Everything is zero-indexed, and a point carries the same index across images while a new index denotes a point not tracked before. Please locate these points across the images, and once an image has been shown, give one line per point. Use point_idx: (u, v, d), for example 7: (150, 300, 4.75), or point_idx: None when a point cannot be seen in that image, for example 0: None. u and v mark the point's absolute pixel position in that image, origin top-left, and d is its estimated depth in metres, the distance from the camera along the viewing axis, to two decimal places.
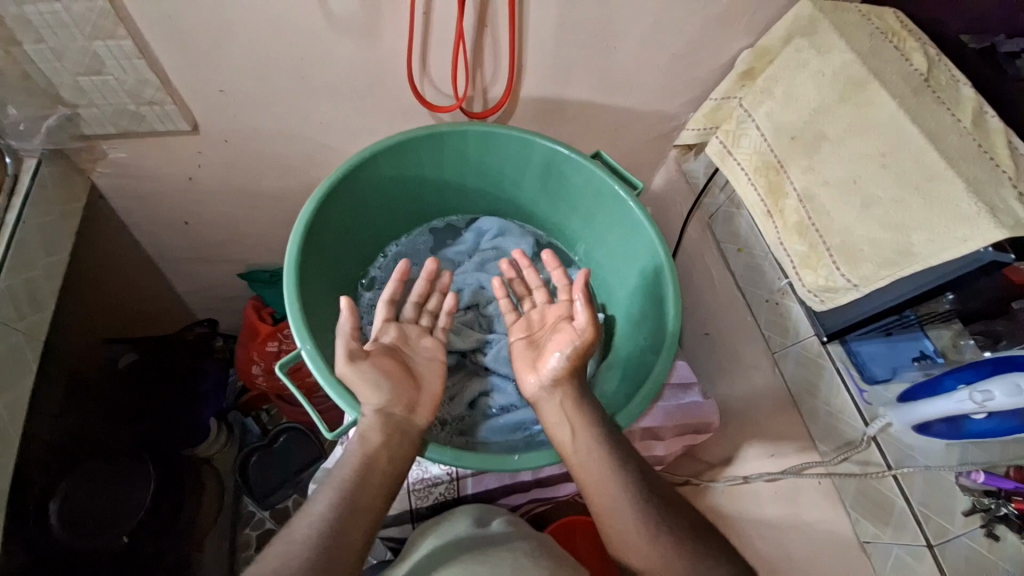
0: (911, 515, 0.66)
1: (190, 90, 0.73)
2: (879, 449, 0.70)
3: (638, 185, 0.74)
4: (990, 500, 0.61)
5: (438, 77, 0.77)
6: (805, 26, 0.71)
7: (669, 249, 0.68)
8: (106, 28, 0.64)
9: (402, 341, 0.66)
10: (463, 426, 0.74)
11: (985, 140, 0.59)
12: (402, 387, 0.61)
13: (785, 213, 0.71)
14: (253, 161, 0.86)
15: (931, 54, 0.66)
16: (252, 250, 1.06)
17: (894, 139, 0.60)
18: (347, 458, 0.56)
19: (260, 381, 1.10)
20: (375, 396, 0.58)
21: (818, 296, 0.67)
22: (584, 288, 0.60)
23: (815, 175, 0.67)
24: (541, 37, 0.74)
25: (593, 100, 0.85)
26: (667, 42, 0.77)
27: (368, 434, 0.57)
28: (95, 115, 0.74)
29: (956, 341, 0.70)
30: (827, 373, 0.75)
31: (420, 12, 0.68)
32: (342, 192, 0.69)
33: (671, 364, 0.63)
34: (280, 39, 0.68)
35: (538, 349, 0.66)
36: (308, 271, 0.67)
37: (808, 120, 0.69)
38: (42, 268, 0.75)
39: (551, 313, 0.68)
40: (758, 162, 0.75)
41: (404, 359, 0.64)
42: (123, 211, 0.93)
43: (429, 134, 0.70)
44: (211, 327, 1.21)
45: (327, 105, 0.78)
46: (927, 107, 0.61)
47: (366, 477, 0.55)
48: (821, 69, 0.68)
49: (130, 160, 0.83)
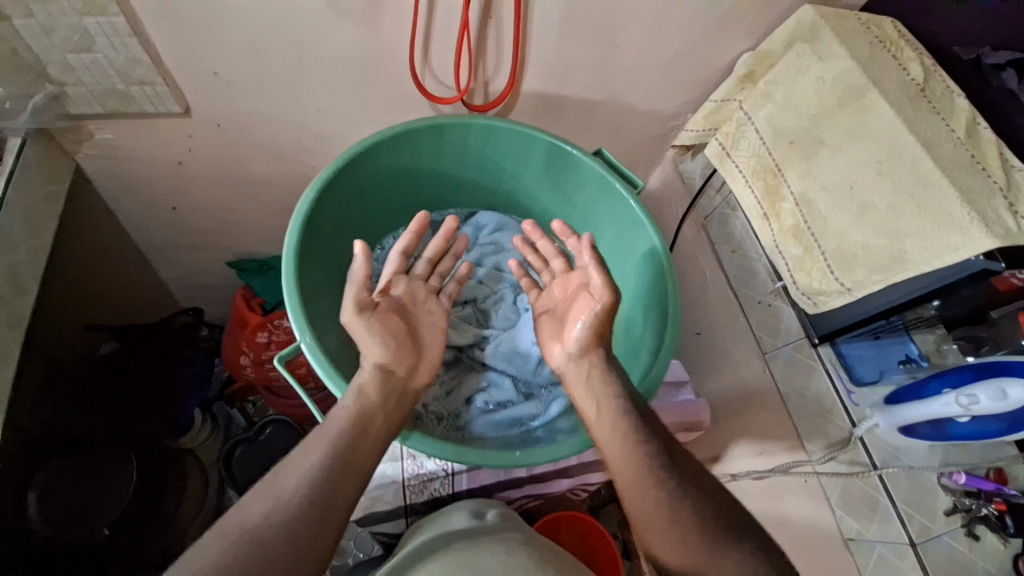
0: (895, 513, 0.69)
1: (183, 71, 0.71)
2: (865, 449, 0.72)
3: (639, 185, 0.74)
4: (971, 501, 0.66)
5: (439, 68, 0.76)
6: (807, 32, 0.71)
7: (665, 246, 0.69)
8: (98, 5, 0.62)
9: (411, 299, 0.66)
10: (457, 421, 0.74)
11: (978, 151, 0.60)
12: (405, 345, 0.61)
13: (781, 216, 0.72)
14: (246, 148, 0.84)
15: (927, 64, 0.68)
16: (240, 238, 1.04)
17: (891, 146, 0.61)
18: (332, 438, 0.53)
19: (247, 372, 1.07)
20: (379, 351, 0.58)
21: (812, 299, 0.69)
22: (594, 252, 0.62)
23: (812, 179, 0.68)
24: (545, 32, 0.73)
25: (594, 97, 0.85)
26: (670, 42, 0.78)
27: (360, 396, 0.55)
28: (82, 94, 0.72)
29: (940, 345, 0.72)
30: (817, 375, 0.76)
31: (424, 3, 0.67)
32: (341, 183, 0.68)
33: (676, 344, 0.65)
34: (278, 23, 0.67)
35: (561, 320, 0.67)
36: (307, 261, 0.66)
37: (807, 125, 0.69)
38: (25, 252, 0.73)
39: (571, 282, 0.68)
40: (756, 165, 0.75)
41: (409, 317, 0.64)
42: (108, 194, 0.90)
43: (432, 125, 0.69)
44: (196, 316, 1.17)
45: (324, 92, 0.77)
46: (924, 118, 0.62)
47: (360, 433, 0.52)
48: (821, 76, 0.68)
49: (117, 142, 0.80)
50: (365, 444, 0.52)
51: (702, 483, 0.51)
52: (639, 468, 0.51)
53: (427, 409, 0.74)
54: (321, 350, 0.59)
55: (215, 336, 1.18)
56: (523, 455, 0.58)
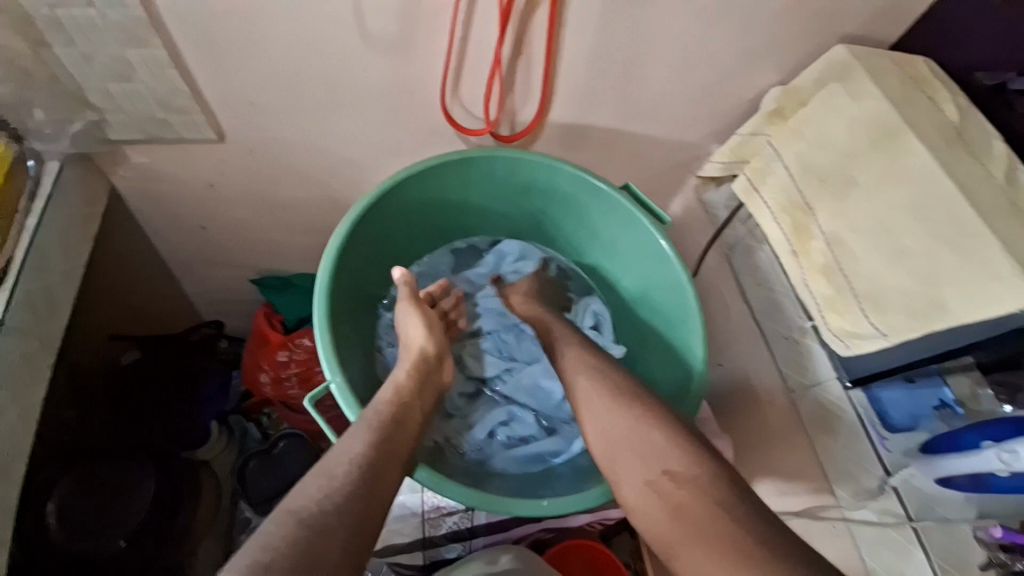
0: (930, 567, 0.66)
1: (220, 100, 0.73)
2: (900, 499, 0.69)
3: (666, 220, 0.74)
4: (1006, 556, 0.61)
5: (468, 99, 0.77)
6: (840, 71, 0.71)
7: (692, 284, 0.68)
8: (142, 37, 0.64)
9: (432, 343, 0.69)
10: (475, 454, 0.74)
11: (1019, 198, 0.59)
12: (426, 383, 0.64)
13: (811, 254, 0.70)
14: (275, 172, 0.86)
15: (962, 105, 0.66)
16: (264, 257, 1.06)
17: (930, 191, 0.60)
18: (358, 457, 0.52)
19: (266, 389, 1.08)
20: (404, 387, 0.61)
21: (844, 341, 0.66)
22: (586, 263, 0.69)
23: (844, 220, 0.67)
24: (574, 65, 0.74)
25: (619, 128, 0.85)
26: (699, 75, 0.78)
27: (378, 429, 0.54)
28: (121, 120, 0.74)
29: (974, 390, 0.69)
30: (848, 418, 0.73)
31: (457, 38, 0.68)
32: (370, 216, 0.69)
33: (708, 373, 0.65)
34: (313, 56, 0.68)
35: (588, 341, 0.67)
36: (335, 292, 0.66)
37: (840, 164, 0.68)
38: (60, 272, 0.74)
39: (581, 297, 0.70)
40: (783, 202, 0.74)
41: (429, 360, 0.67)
42: (140, 214, 0.92)
43: (461, 158, 0.70)
44: (217, 328, 1.20)
45: (353, 121, 0.78)
46: (961, 161, 0.61)
47: (386, 460, 0.52)
48: (856, 115, 0.67)
49: (151, 165, 0.82)
50: (389, 474, 0.52)
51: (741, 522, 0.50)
52: (674, 501, 0.51)
53: (449, 442, 0.74)
54: (350, 388, 0.59)
55: (235, 348, 1.21)
56: (551, 505, 0.56)
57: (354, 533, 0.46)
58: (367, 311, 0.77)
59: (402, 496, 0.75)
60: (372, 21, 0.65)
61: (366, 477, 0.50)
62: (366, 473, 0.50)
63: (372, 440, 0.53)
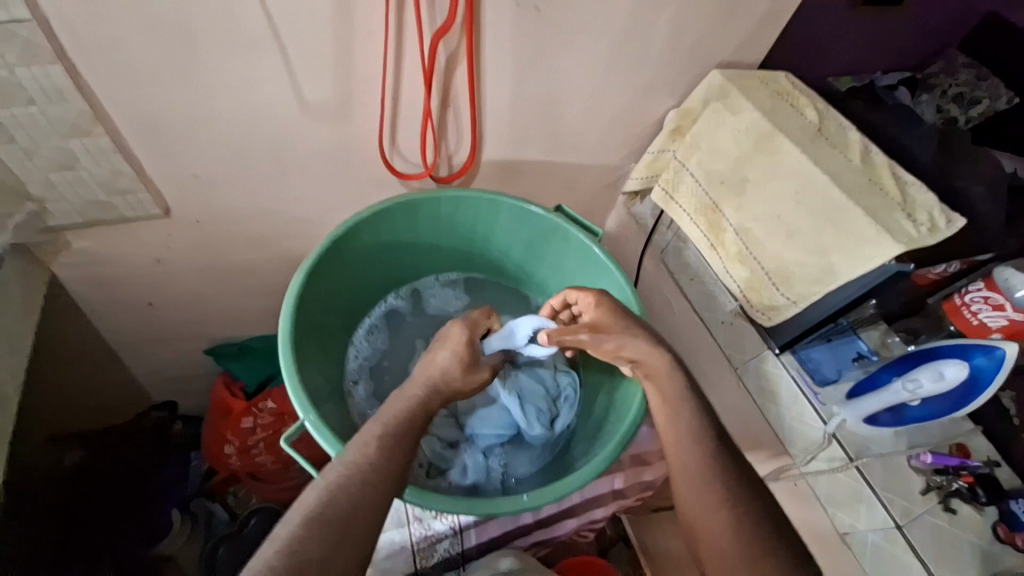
0: (878, 500, 0.72)
1: (163, 176, 0.76)
2: (841, 444, 0.75)
3: (599, 232, 0.82)
4: (943, 478, 0.72)
5: (406, 149, 0.84)
6: (717, 92, 0.84)
7: (634, 292, 0.75)
8: (83, 127, 0.66)
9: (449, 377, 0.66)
10: (472, 479, 0.76)
11: (874, 173, 0.72)
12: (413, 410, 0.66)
13: (726, 244, 0.83)
14: (223, 239, 0.88)
15: (820, 107, 0.81)
16: (219, 326, 1.05)
17: (802, 179, 0.73)
18: (347, 484, 0.51)
19: (233, 463, 1.04)
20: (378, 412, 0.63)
21: (765, 314, 0.79)
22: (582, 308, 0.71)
23: (745, 212, 0.79)
24: (498, 109, 0.83)
25: (547, 159, 0.95)
26: (606, 108, 0.89)
27: (358, 462, 0.54)
28: (62, 209, 0.75)
29: (884, 339, 0.79)
30: (785, 381, 0.81)
31: (390, 99, 0.76)
32: (325, 267, 0.73)
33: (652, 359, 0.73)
34: (256, 127, 0.73)
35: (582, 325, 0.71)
36: (302, 344, 0.70)
37: (732, 166, 0.81)
38: (4, 370, 0.72)
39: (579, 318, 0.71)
40: (697, 203, 0.86)
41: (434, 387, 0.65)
42: (82, 300, 0.90)
43: (406, 202, 0.76)
44: (169, 411, 1.15)
45: (301, 180, 0.83)
46: (824, 151, 0.74)
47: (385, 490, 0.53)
48: (737, 126, 0.80)
49: (95, 248, 0.82)
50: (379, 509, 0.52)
51: (722, 483, 0.55)
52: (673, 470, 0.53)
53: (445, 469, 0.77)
54: (327, 427, 0.61)
55: (190, 430, 1.16)
56: (531, 498, 0.60)
57: (363, 546, 0.48)
58: (335, 357, 0.80)
59: (388, 532, 0.75)
60: (309, 92, 0.71)
61: (378, 479, 0.53)
62: (380, 478, 0.53)
63: (379, 450, 0.56)
